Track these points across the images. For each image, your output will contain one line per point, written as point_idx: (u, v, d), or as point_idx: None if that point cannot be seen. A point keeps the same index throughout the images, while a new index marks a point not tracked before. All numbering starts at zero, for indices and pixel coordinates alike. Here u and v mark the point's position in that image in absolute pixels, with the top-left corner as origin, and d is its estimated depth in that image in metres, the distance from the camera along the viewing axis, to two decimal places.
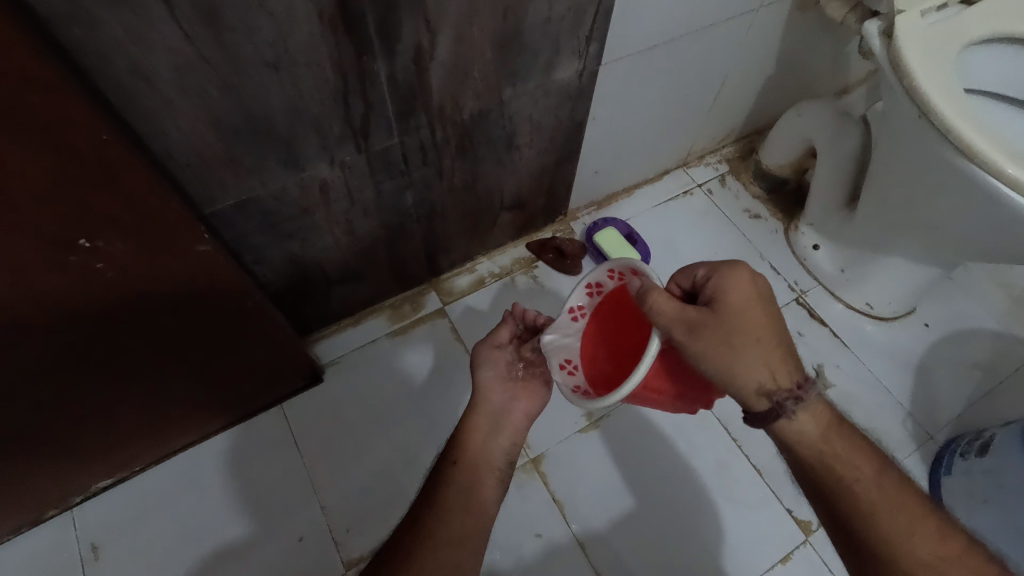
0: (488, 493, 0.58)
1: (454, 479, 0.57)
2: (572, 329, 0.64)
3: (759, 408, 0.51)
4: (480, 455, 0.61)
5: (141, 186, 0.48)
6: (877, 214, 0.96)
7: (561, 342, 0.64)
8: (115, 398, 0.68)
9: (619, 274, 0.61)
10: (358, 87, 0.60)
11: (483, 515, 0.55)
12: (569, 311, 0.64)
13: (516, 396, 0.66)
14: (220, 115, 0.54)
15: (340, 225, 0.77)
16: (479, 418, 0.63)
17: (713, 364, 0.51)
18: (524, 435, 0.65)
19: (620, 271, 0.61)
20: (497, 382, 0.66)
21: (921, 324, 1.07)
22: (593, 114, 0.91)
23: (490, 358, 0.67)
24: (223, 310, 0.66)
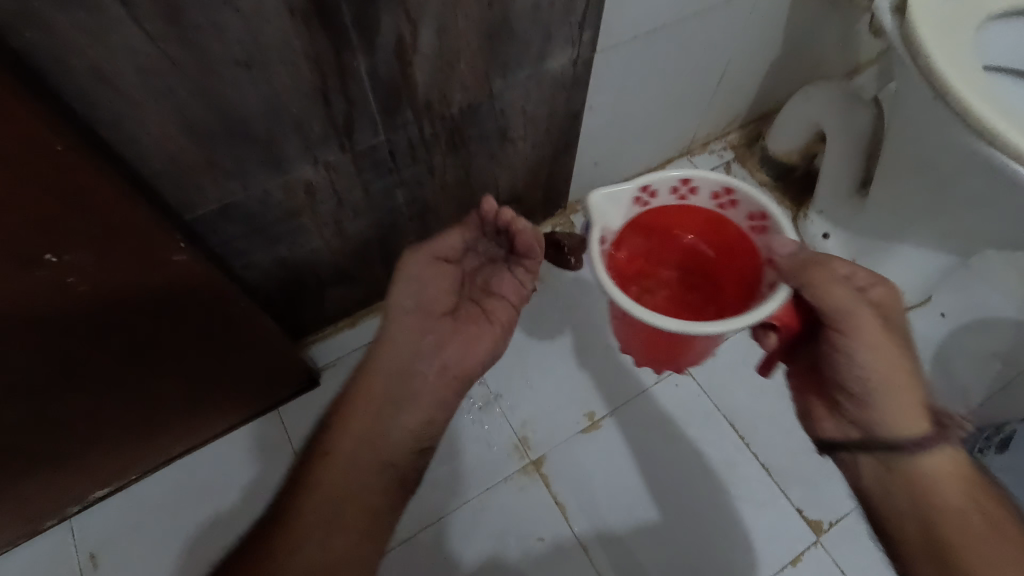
0: (376, 486, 0.55)
1: (321, 476, 0.54)
2: (630, 206, 0.60)
3: (922, 426, 0.51)
4: (379, 423, 0.57)
5: (105, 196, 0.46)
6: (890, 201, 0.92)
7: (612, 209, 0.59)
8: (102, 410, 0.66)
9: (724, 201, 0.59)
10: (338, 83, 0.57)
11: (356, 519, 0.53)
12: (643, 188, 0.59)
13: (444, 340, 0.60)
14: (193, 119, 0.52)
15: (329, 227, 0.75)
16: (372, 386, 0.58)
17: (882, 364, 0.52)
18: (444, 406, 0.60)
19: (732, 200, 0.59)
20: (416, 317, 0.60)
21: (937, 313, 1.03)
22: (590, 104, 0.87)
23: (422, 275, 0.61)
24: (207, 317, 0.64)
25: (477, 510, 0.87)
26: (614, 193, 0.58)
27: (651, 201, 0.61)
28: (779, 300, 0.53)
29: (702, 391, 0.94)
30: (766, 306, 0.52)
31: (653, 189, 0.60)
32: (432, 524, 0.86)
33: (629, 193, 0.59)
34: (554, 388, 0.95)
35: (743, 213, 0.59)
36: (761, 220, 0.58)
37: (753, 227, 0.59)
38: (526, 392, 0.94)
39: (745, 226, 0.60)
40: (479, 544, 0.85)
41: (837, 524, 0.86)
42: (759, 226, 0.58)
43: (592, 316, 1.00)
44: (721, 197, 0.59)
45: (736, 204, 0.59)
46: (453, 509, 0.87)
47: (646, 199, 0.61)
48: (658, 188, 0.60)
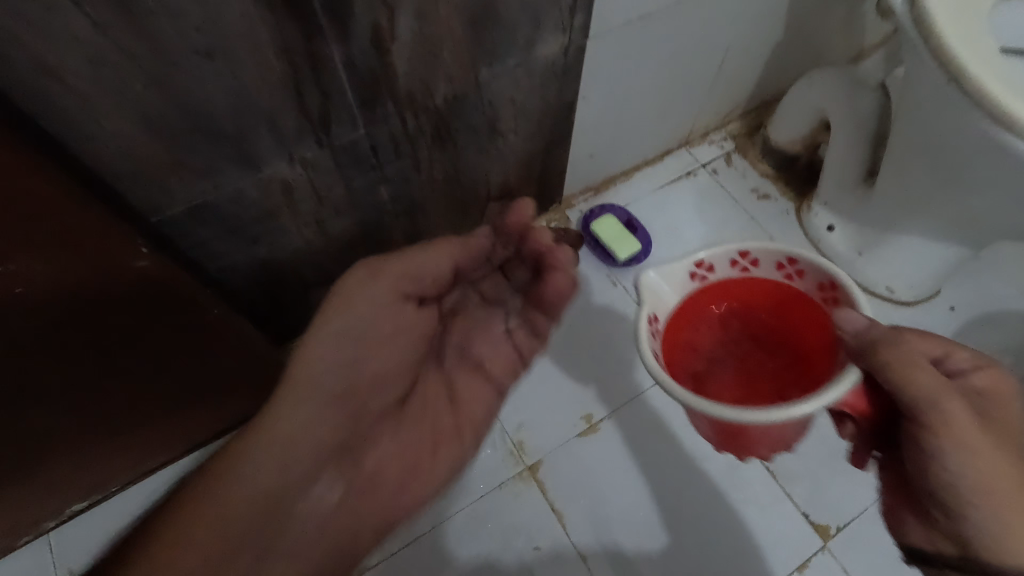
0: None
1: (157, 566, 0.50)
2: (682, 285, 0.52)
3: None
4: (305, 420, 0.56)
5: (45, 194, 0.43)
6: (897, 190, 0.88)
7: (661, 289, 0.52)
8: (72, 427, 0.63)
9: (792, 270, 0.51)
10: (311, 74, 0.53)
11: None
12: (695, 264, 0.52)
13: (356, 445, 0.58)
14: (152, 113, 0.48)
15: (310, 226, 0.71)
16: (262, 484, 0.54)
17: (982, 472, 0.45)
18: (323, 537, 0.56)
19: (800, 268, 0.51)
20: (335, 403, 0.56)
21: (946, 307, 1.00)
22: (583, 94, 0.83)
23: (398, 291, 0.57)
24: (179, 326, 0.61)
25: (470, 518, 0.84)
26: (658, 274, 0.52)
27: (710, 276, 0.53)
28: (851, 379, 0.44)
29: None
30: (830, 393, 0.43)
31: (709, 264, 0.52)
32: (424, 534, 0.83)
33: (681, 272, 0.52)
34: (549, 390, 0.91)
35: (815, 285, 0.51)
36: (834, 291, 0.49)
37: (826, 300, 0.50)
38: (520, 395, 0.91)
39: (817, 299, 0.51)
40: (474, 553, 0.82)
41: (844, 528, 0.83)
42: (830, 298, 0.50)
43: (589, 316, 0.97)
44: (788, 268, 0.51)
45: (805, 274, 0.51)
46: (446, 518, 0.84)
47: (703, 275, 0.53)
48: (714, 262, 0.52)
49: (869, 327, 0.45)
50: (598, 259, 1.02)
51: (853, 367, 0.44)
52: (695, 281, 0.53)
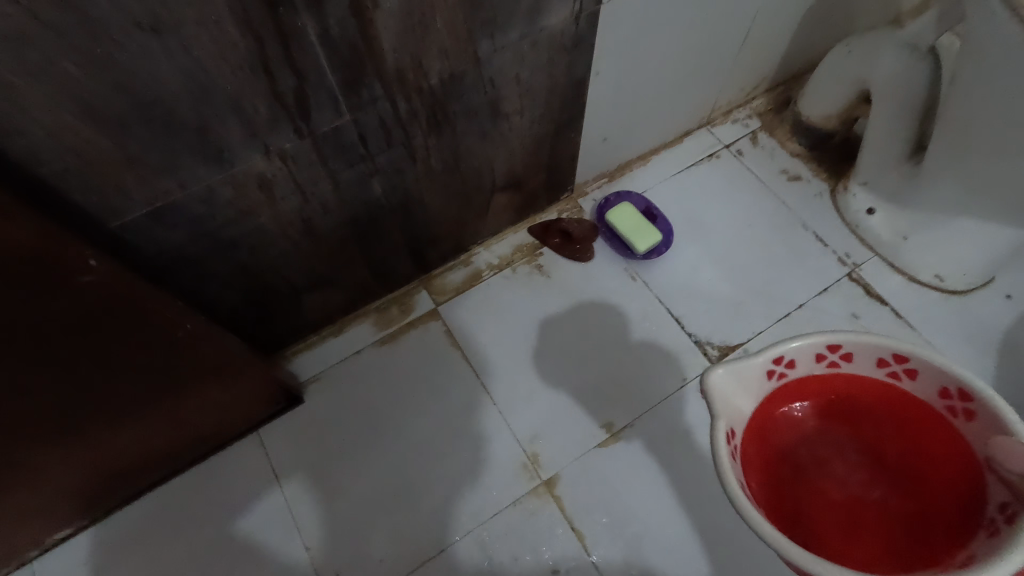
0: None
1: None
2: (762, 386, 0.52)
3: None
4: None
5: None
6: (950, 166, 0.79)
7: (742, 399, 0.50)
8: (40, 454, 0.58)
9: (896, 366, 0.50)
10: (279, 50, 0.45)
11: None
12: (778, 360, 0.51)
13: None
14: (92, 101, 0.41)
15: (295, 226, 0.64)
16: None
17: None
18: None
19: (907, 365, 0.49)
20: None
21: (1002, 296, 0.90)
22: (596, 70, 0.75)
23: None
24: (150, 343, 0.56)
25: (481, 538, 0.77)
26: (737, 382, 0.50)
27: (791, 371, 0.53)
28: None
29: None
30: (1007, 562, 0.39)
31: (790, 360, 0.52)
32: (432, 558, 0.76)
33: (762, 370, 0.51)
34: (564, 396, 0.84)
35: (930, 387, 0.49)
36: (960, 399, 0.47)
37: (952, 409, 0.48)
38: (532, 402, 0.84)
39: (938, 404, 0.49)
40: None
41: None
42: (959, 407, 0.48)
43: (608, 316, 0.90)
44: (892, 365, 0.50)
45: (916, 374, 0.50)
46: (454, 540, 0.77)
47: (781, 372, 0.53)
48: (797, 358, 0.52)
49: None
50: (614, 251, 0.95)
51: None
52: (772, 379, 0.53)
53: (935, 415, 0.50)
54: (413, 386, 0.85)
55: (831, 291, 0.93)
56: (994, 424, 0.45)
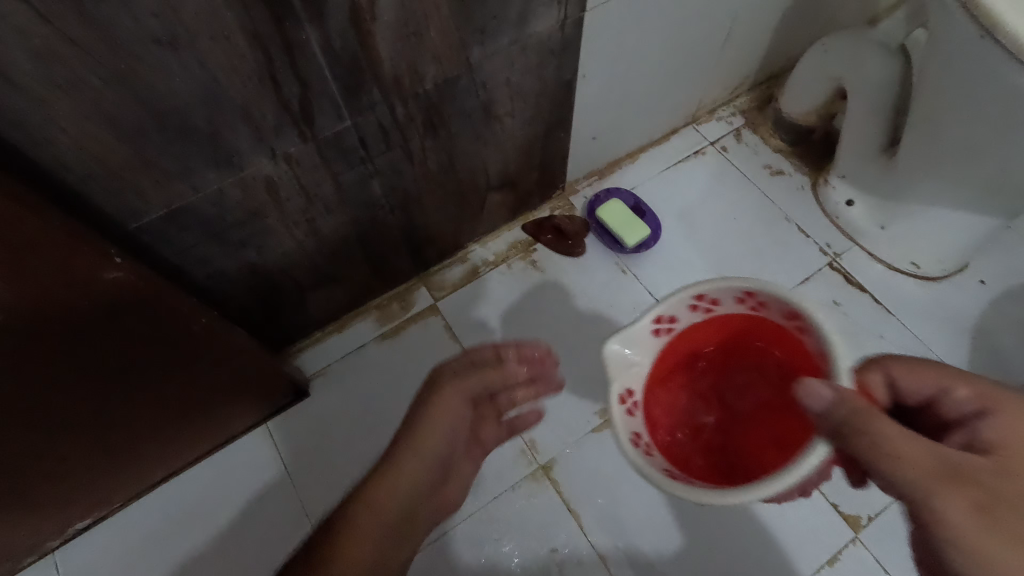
0: None
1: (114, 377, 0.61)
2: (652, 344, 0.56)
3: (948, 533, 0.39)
4: None
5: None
6: (922, 158, 0.83)
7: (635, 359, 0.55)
8: (64, 447, 0.61)
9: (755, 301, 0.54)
10: (286, 59, 0.49)
11: None
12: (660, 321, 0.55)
13: None
14: (114, 111, 0.45)
15: (299, 226, 0.68)
16: None
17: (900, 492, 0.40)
18: None
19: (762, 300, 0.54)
20: None
21: (976, 281, 0.94)
22: (582, 72, 0.78)
23: (451, 406, 0.59)
24: (166, 337, 0.59)
25: (484, 520, 0.80)
26: (627, 346, 0.54)
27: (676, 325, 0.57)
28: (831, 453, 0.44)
29: None
30: (804, 465, 0.44)
31: (670, 317, 0.55)
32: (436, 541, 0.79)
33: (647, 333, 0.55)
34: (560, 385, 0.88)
35: (781, 312, 0.53)
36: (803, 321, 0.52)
37: (801, 327, 0.52)
38: None
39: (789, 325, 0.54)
40: (495, 558, 0.79)
41: (876, 519, 0.79)
42: (801, 326, 0.52)
43: (600, 308, 0.93)
44: (749, 300, 0.54)
45: (768, 305, 0.54)
46: (457, 524, 0.80)
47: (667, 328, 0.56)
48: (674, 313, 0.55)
49: (836, 400, 0.42)
50: (605, 246, 0.98)
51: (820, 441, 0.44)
52: (659, 336, 0.56)
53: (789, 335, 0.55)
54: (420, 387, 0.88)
55: (813, 279, 0.97)
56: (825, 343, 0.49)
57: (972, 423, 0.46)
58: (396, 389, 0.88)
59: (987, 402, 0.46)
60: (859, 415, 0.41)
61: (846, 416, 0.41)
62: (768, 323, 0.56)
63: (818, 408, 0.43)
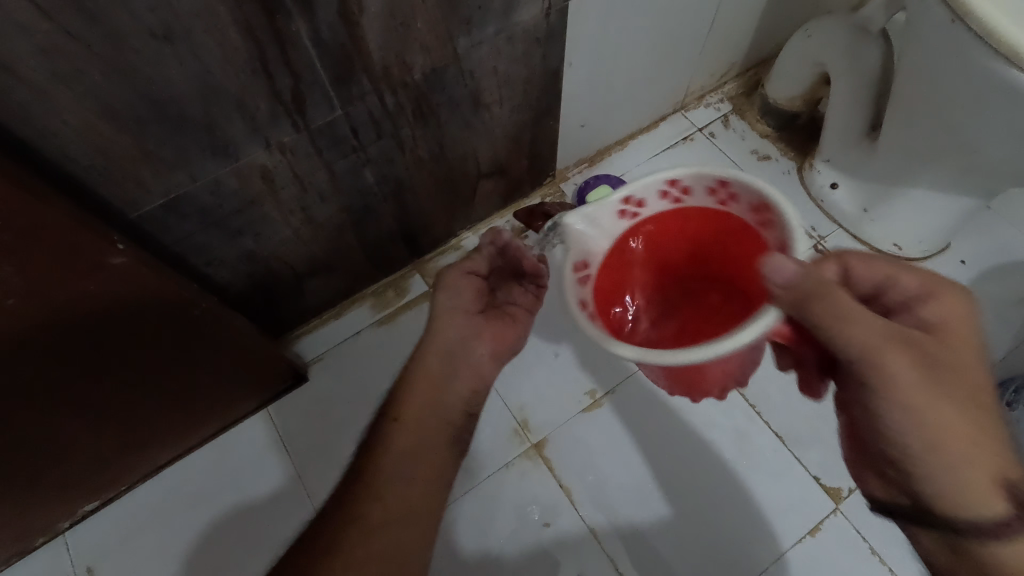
0: None
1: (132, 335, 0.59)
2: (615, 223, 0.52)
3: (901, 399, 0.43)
4: None
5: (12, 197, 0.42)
6: (902, 141, 0.85)
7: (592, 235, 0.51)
8: (73, 429, 0.64)
9: (723, 195, 0.50)
10: (277, 51, 0.51)
11: None
12: (628, 200, 0.51)
13: None
14: (114, 104, 0.47)
15: (295, 214, 0.70)
16: None
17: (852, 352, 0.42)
18: None
19: (732, 192, 0.49)
20: None
21: (957, 261, 0.97)
22: (569, 60, 0.80)
23: (457, 286, 0.60)
24: (168, 321, 0.61)
25: (479, 499, 0.84)
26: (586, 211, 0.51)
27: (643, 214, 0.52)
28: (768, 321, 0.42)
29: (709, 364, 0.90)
30: (752, 331, 0.42)
31: (639, 199, 0.51)
32: None
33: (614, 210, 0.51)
34: (551, 368, 0.90)
35: (748, 207, 0.49)
36: (766, 214, 0.47)
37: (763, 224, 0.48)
38: (521, 372, 0.90)
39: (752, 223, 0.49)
40: (491, 533, 0.82)
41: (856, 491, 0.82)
42: (767, 222, 0.48)
43: None
44: (721, 192, 0.50)
45: (738, 197, 0.49)
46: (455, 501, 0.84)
47: (634, 212, 0.52)
48: (644, 197, 0.51)
49: (798, 272, 0.41)
50: None
51: (770, 305, 0.43)
52: (626, 219, 0.52)
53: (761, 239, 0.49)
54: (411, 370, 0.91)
55: None
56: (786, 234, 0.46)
57: (915, 309, 0.48)
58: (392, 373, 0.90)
59: (929, 289, 0.48)
60: (827, 291, 0.42)
61: (808, 289, 0.41)
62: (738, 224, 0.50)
63: (781, 282, 0.41)
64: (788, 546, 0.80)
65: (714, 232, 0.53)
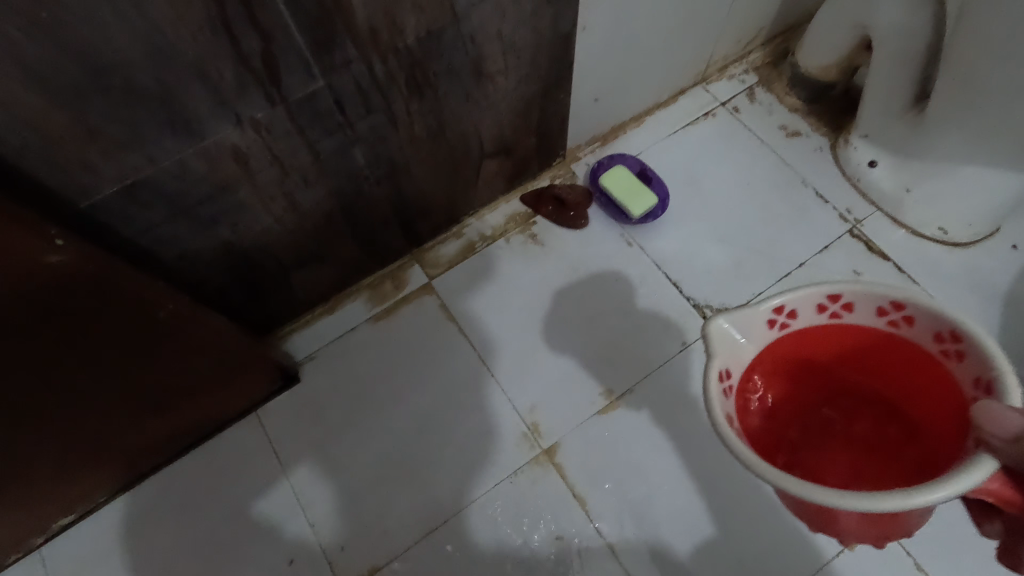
0: None
1: None
2: (763, 335, 0.48)
3: None
4: None
5: None
6: (954, 111, 0.76)
7: (740, 344, 0.47)
8: (33, 443, 0.58)
9: (894, 318, 0.46)
10: (240, 7, 0.43)
11: None
12: (777, 311, 0.47)
13: None
14: (44, 69, 0.39)
15: (276, 200, 0.62)
16: None
17: None
18: None
19: (907, 316, 0.45)
20: None
21: (1008, 246, 0.88)
22: (582, 24, 0.71)
23: None
24: (128, 323, 0.54)
25: (484, 509, 0.77)
26: (737, 324, 0.46)
27: (791, 324, 0.49)
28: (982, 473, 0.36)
29: None
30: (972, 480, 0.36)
31: (792, 310, 0.47)
32: (435, 530, 0.76)
33: (761, 322, 0.47)
34: (561, 365, 0.83)
35: (931, 336, 0.44)
36: (954, 343, 0.42)
37: (947, 353, 0.44)
38: (529, 372, 0.83)
39: (935, 351, 0.45)
40: (494, 547, 0.75)
41: None
42: (952, 350, 0.43)
43: (600, 283, 0.88)
44: (891, 313, 0.46)
45: (915, 321, 0.45)
46: (457, 512, 0.77)
47: (784, 323, 0.48)
48: (798, 307, 0.47)
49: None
50: (609, 216, 0.92)
51: (986, 454, 0.37)
52: (774, 330, 0.48)
53: (932, 360, 0.45)
54: (437, 408, 0.82)
55: (832, 248, 0.90)
56: (986, 366, 0.40)
57: None
58: (384, 371, 0.84)
59: None
60: None
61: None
62: (913, 351, 0.47)
63: (1004, 435, 0.35)
64: (826, 558, 0.73)
65: (878, 350, 0.49)
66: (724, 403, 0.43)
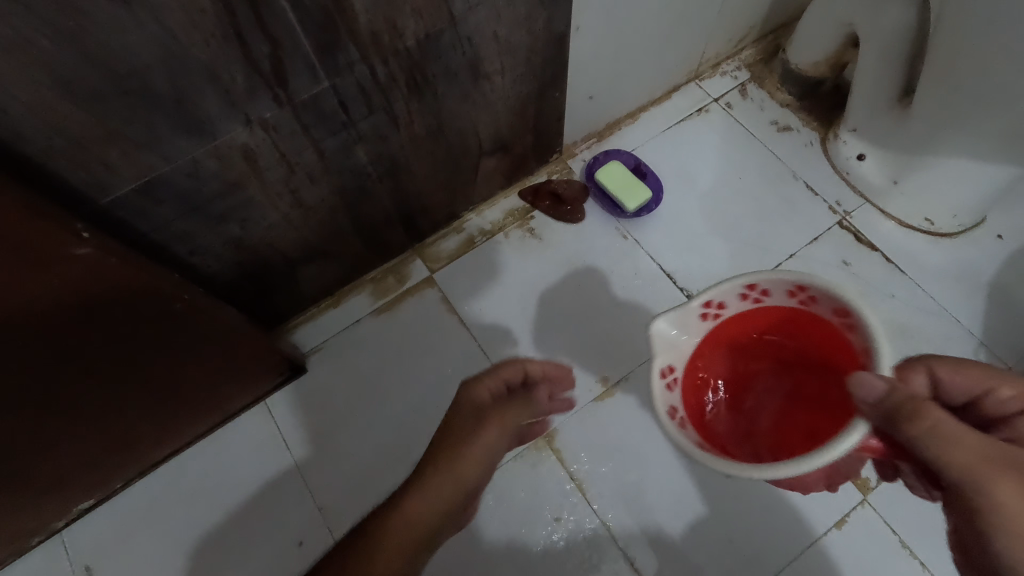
0: None
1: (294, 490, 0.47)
2: (697, 327, 0.53)
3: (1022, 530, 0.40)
4: None
5: None
6: (938, 105, 0.78)
7: (677, 339, 0.52)
8: (54, 431, 0.61)
9: (804, 297, 0.50)
10: (250, 14, 0.45)
11: None
12: (705, 305, 0.52)
13: None
14: (69, 75, 0.42)
15: (283, 197, 0.65)
16: None
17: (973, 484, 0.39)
18: None
19: (812, 295, 0.49)
20: None
21: (992, 236, 0.90)
22: (575, 24, 0.74)
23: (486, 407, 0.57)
24: (145, 313, 0.57)
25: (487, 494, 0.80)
26: (671, 323, 0.51)
27: (722, 313, 0.53)
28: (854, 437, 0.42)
29: (868, 504, 0.76)
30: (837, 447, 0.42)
31: (719, 303, 0.52)
32: None
33: (694, 316, 0.52)
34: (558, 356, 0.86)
35: (829, 309, 0.49)
36: (847, 318, 0.48)
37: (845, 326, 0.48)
38: None
39: (836, 323, 0.49)
40: (495, 530, 0.78)
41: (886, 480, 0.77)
42: (846, 324, 0.48)
43: (597, 276, 0.91)
44: (800, 294, 0.50)
45: (818, 300, 0.49)
46: None
47: (715, 313, 0.53)
48: (724, 300, 0.52)
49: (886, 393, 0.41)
50: (605, 211, 0.95)
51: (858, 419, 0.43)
52: (707, 321, 0.53)
53: (834, 331, 0.50)
54: (435, 397, 0.85)
55: (821, 240, 0.93)
56: (867, 340, 0.46)
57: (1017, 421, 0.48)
58: (379, 363, 0.87)
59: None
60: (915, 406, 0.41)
61: (898, 408, 0.41)
62: (821, 324, 0.51)
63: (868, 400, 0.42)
64: (816, 536, 0.76)
65: (796, 324, 0.54)
66: (665, 398, 0.50)
